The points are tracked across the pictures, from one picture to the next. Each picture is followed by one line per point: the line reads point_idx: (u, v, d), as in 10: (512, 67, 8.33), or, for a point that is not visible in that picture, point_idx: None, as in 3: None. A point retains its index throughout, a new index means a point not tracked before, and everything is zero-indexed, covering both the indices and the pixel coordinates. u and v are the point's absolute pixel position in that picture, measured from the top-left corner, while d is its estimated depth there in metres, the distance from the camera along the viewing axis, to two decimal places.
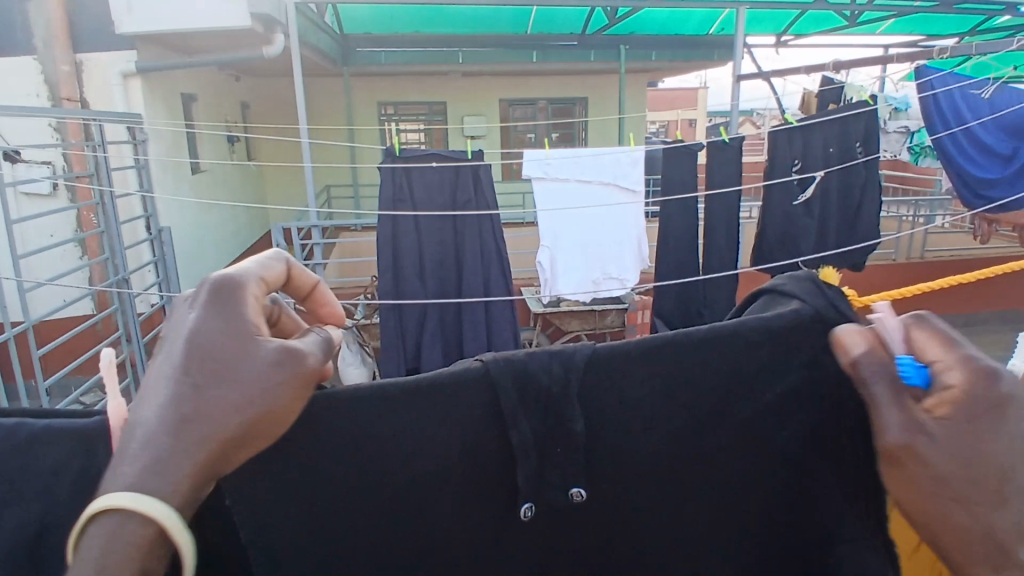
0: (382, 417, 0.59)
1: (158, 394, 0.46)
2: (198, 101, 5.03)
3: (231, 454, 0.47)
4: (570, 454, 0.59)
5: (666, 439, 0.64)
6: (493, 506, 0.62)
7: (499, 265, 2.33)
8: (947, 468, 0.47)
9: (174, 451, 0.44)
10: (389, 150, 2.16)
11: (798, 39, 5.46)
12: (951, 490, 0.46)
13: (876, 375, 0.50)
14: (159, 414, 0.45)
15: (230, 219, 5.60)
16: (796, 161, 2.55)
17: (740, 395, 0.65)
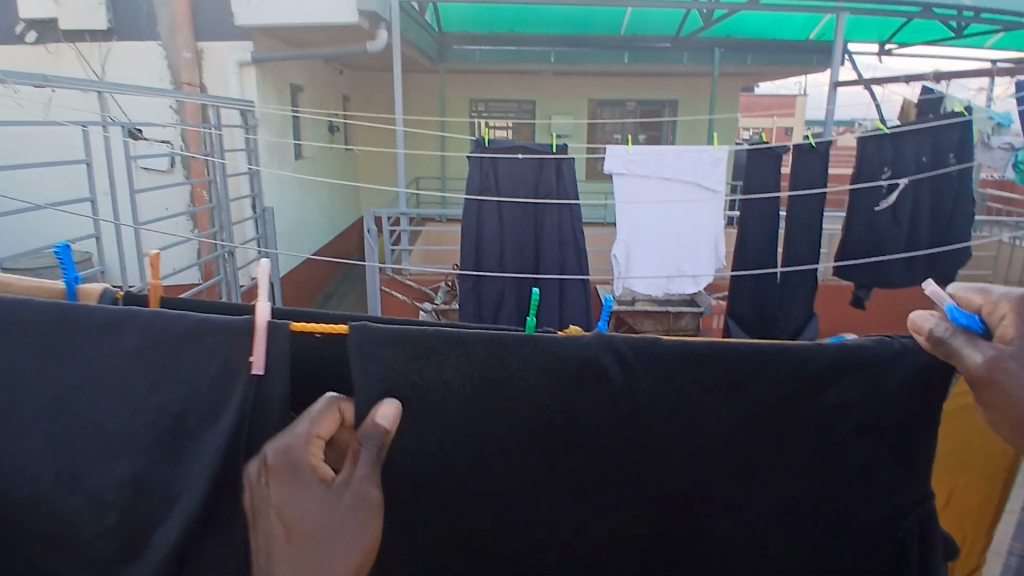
0: (500, 367, 0.84)
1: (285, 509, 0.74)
2: (304, 91, 5.39)
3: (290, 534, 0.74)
4: (643, 406, 0.85)
5: (719, 416, 0.86)
6: (581, 446, 0.87)
7: (576, 255, 2.40)
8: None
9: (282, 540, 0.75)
10: (478, 140, 2.31)
11: (903, 47, 5.25)
12: None
13: (952, 333, 0.77)
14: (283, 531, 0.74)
15: (327, 203, 5.97)
16: (885, 168, 2.50)
17: (787, 389, 0.85)
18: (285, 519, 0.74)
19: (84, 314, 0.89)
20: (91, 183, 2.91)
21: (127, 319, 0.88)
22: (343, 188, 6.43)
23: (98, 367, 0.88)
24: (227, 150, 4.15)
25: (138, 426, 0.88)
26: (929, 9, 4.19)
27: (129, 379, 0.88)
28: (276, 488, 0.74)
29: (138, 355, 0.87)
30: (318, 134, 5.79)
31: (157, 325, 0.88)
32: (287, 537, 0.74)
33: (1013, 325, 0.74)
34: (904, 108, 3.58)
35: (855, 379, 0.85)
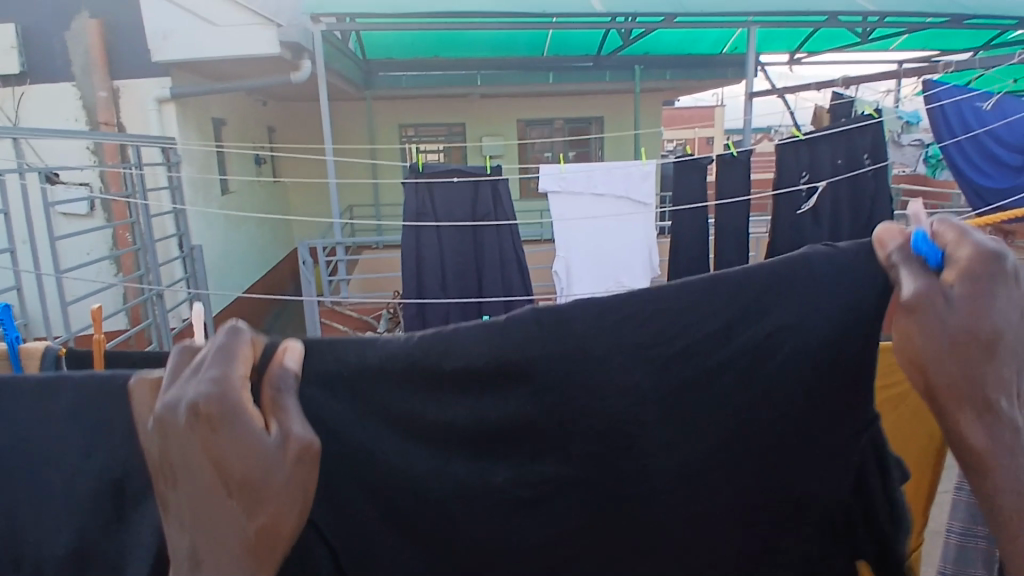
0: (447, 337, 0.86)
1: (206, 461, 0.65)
2: (227, 124, 5.26)
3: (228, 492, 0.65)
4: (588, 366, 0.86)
5: (665, 367, 0.88)
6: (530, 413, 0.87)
7: (519, 274, 2.43)
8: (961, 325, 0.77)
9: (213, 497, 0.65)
10: (412, 166, 2.31)
11: (809, 57, 5.56)
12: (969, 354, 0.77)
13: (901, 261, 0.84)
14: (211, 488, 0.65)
15: (258, 238, 5.83)
16: (803, 173, 2.63)
17: (721, 334, 0.89)
18: (221, 470, 0.65)
19: (13, 383, 0.86)
20: (9, 233, 2.76)
21: (55, 384, 0.85)
22: (273, 220, 6.30)
23: (19, 436, 0.86)
24: (151, 190, 4.01)
25: (73, 494, 0.85)
26: (830, 21, 4.45)
27: (61, 442, 0.85)
28: (211, 438, 0.65)
29: (70, 419, 0.85)
30: (245, 167, 5.67)
31: (90, 387, 0.85)
32: (229, 482, 0.65)
33: (960, 271, 0.78)
34: (815, 114, 3.79)
35: (760, 307, 0.90)
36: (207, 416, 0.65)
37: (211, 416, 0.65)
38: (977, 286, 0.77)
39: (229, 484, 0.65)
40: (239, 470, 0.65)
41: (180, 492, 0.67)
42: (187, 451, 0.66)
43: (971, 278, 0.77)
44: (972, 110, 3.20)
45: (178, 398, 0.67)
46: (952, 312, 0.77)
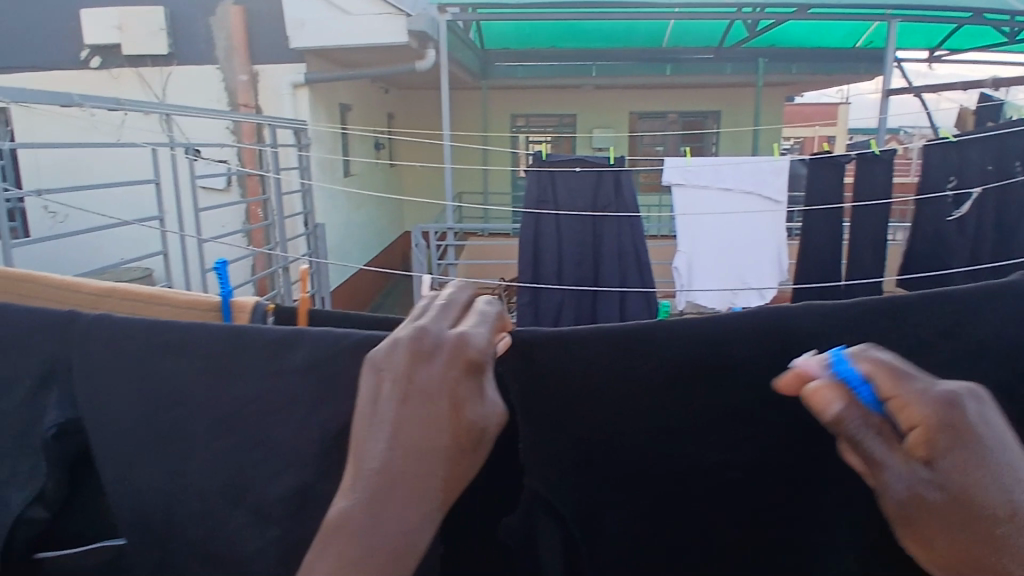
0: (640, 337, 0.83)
1: (423, 387, 0.60)
2: (352, 110, 5.53)
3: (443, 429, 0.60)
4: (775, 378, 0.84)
5: None
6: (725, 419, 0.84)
7: (636, 267, 2.39)
8: (951, 493, 0.57)
9: (421, 430, 0.59)
10: (536, 155, 2.37)
11: (954, 55, 5.14)
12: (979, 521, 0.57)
13: (858, 430, 0.59)
14: (414, 419, 0.59)
15: (374, 220, 6.09)
16: (950, 177, 2.42)
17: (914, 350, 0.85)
18: (454, 407, 0.60)
19: (252, 335, 0.77)
20: (158, 199, 3.01)
21: (293, 335, 0.77)
22: (388, 203, 6.57)
23: (253, 388, 0.76)
24: (282, 169, 4.29)
25: (288, 455, 0.75)
26: (977, 19, 4.11)
27: (287, 397, 0.75)
28: (459, 374, 0.61)
29: (303, 374, 0.75)
30: (365, 150, 5.94)
31: (332, 341, 0.76)
32: (457, 434, 0.60)
33: (925, 438, 0.58)
34: (962, 115, 3.51)
35: (952, 329, 0.86)
36: (466, 366, 0.61)
37: (463, 353, 0.62)
38: (945, 444, 0.57)
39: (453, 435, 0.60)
40: (471, 422, 0.61)
41: (392, 413, 0.59)
42: (426, 390, 0.60)
43: (939, 445, 0.57)
44: None
45: (438, 341, 0.62)
46: (925, 490, 0.57)
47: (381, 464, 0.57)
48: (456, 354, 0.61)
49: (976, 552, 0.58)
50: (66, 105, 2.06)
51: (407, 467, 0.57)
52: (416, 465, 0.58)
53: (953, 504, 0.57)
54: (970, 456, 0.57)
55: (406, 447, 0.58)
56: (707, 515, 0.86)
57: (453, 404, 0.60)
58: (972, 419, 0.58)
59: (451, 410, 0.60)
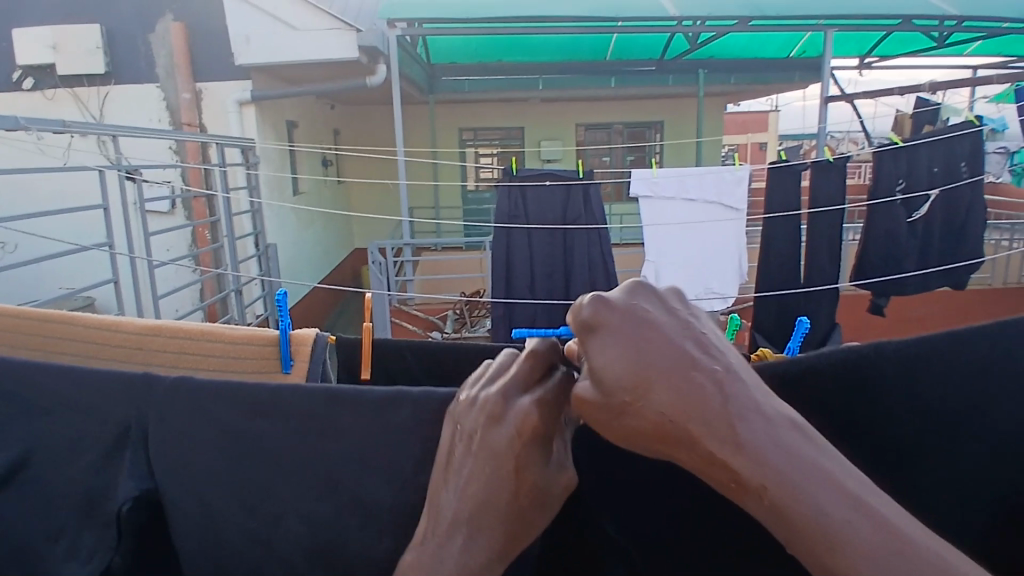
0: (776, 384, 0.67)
1: (491, 447, 0.52)
2: (298, 127, 5.44)
3: (513, 492, 0.52)
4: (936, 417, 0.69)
5: (1022, 414, 0.71)
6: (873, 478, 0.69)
7: (606, 278, 2.41)
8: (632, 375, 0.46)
9: (490, 490, 0.51)
10: (506, 169, 2.35)
11: (882, 61, 5.42)
12: (657, 402, 0.46)
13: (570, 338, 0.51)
14: (486, 480, 0.51)
15: (324, 238, 5.98)
16: (900, 181, 2.50)
17: None
18: (517, 471, 0.52)
19: (351, 396, 0.70)
20: (106, 225, 2.85)
21: (394, 398, 0.70)
22: (337, 220, 6.47)
23: (345, 452, 0.70)
24: (230, 188, 4.16)
25: (374, 516, 0.70)
26: (905, 25, 4.34)
27: (386, 461, 0.70)
28: (528, 438, 0.52)
29: (405, 436, 0.69)
30: (312, 167, 5.86)
31: (438, 402, 0.69)
32: (520, 495, 0.52)
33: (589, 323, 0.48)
34: (898, 120, 3.69)
35: None
36: (534, 430, 0.52)
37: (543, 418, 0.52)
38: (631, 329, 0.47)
39: (518, 498, 0.52)
40: (535, 485, 0.52)
41: (462, 468, 0.53)
42: (493, 450, 0.52)
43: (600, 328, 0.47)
44: None
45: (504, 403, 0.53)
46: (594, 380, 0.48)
47: (450, 519, 0.52)
48: (521, 421, 0.51)
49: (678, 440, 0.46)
50: (12, 130, 1.94)
51: (473, 522, 0.51)
52: (480, 525, 0.52)
53: (614, 400, 0.47)
54: (642, 334, 0.47)
55: (476, 503, 0.52)
56: None
57: (517, 470, 0.51)
58: (662, 310, 0.49)
59: (515, 474, 0.51)
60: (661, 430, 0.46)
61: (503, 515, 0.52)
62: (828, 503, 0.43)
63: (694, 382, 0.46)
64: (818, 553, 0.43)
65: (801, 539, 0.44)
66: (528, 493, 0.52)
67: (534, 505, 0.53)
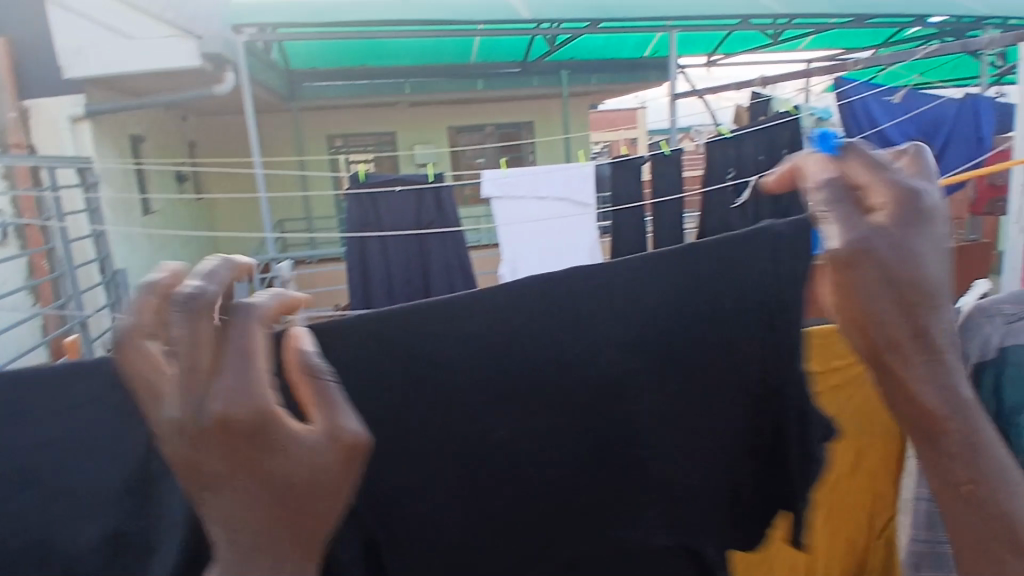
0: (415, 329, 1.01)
1: (221, 447, 0.54)
2: (145, 141, 5.06)
3: (265, 486, 0.56)
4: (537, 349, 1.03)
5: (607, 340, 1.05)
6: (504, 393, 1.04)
7: (465, 280, 2.44)
8: (896, 268, 0.64)
9: (239, 483, 0.56)
10: (353, 178, 2.27)
11: (726, 59, 5.83)
12: (890, 289, 0.64)
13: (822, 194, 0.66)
14: (240, 481, 0.56)
15: (185, 258, 5.62)
16: (730, 169, 2.72)
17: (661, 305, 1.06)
18: (257, 463, 0.55)
19: None
20: None
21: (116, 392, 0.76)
22: (200, 239, 6.11)
23: None
24: (67, 211, 3.78)
25: None
26: (740, 25, 4.69)
27: None
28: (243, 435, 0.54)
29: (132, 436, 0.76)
30: (166, 185, 5.46)
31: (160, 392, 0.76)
32: (266, 485, 0.56)
33: (886, 211, 0.66)
34: (735, 113, 3.99)
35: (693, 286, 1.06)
36: (241, 419, 0.54)
37: (251, 410, 0.54)
38: (900, 229, 0.65)
39: (270, 485, 0.56)
40: (276, 470, 0.56)
41: (212, 472, 0.56)
42: (210, 455, 0.55)
43: (896, 217, 0.66)
44: (883, 105, 3.33)
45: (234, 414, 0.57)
46: (868, 264, 0.64)
47: (232, 520, 0.57)
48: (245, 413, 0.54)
49: (890, 320, 0.64)
50: None
51: (241, 523, 0.56)
52: (243, 518, 0.56)
53: (891, 268, 0.64)
54: (913, 235, 0.65)
55: (251, 504, 0.56)
56: (502, 491, 1.06)
57: (252, 459, 0.55)
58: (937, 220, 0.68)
59: (257, 459, 0.55)
60: (902, 310, 0.64)
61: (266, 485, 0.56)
62: (946, 393, 0.64)
63: (918, 294, 0.64)
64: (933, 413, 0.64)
65: (922, 408, 0.64)
66: (266, 479, 0.56)
67: (297, 478, 0.56)
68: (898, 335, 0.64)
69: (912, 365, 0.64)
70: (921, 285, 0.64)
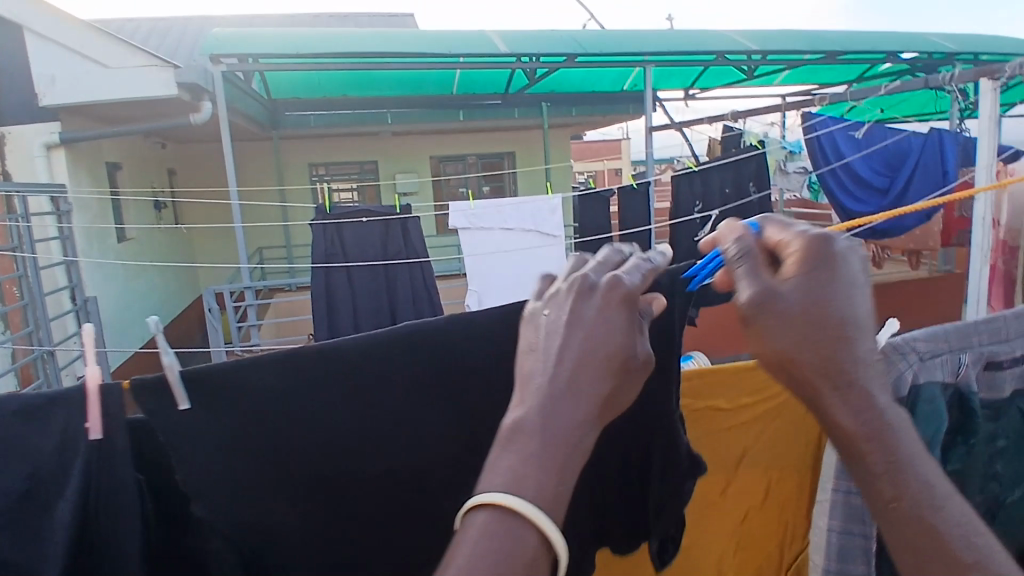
0: (314, 370, 0.76)
1: (577, 331, 0.53)
2: (122, 169, 5.04)
3: (591, 380, 0.51)
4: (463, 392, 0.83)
5: None
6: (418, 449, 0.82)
7: (430, 311, 2.44)
8: (808, 317, 0.48)
9: (575, 368, 0.51)
10: (320, 208, 2.27)
11: (703, 93, 5.93)
12: (819, 333, 0.48)
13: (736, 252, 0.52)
14: (571, 366, 0.51)
15: (159, 286, 5.55)
16: (697, 202, 2.72)
17: None
18: (602, 344, 0.52)
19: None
20: None
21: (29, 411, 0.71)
22: (176, 268, 6.03)
23: None
24: (38, 238, 3.72)
25: None
26: (717, 60, 4.78)
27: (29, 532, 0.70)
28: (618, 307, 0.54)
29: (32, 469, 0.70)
30: (143, 213, 5.43)
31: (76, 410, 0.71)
32: (613, 364, 0.53)
33: (796, 262, 0.50)
34: (710, 145, 4.04)
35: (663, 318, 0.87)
36: (624, 297, 0.54)
37: (628, 299, 0.55)
38: (818, 271, 0.49)
39: (610, 363, 0.53)
40: (623, 358, 0.53)
41: (573, 338, 0.52)
42: (584, 319, 0.53)
43: (810, 263, 0.50)
44: (849, 138, 3.41)
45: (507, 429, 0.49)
46: (781, 313, 0.48)
47: (550, 377, 0.51)
48: (612, 284, 0.55)
49: (811, 378, 0.48)
50: None
51: (571, 379, 0.51)
52: (577, 388, 0.51)
53: (800, 318, 0.48)
54: (832, 282, 0.49)
55: (572, 366, 0.51)
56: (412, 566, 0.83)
57: (613, 335, 0.53)
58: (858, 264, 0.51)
59: (598, 346, 0.52)
60: (826, 371, 0.48)
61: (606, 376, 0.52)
62: (927, 472, 0.48)
63: (850, 341, 0.48)
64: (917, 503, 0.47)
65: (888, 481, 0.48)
66: (613, 367, 0.53)
67: (616, 397, 0.54)
68: (833, 392, 0.48)
69: (865, 423, 0.48)
70: (847, 331, 0.49)
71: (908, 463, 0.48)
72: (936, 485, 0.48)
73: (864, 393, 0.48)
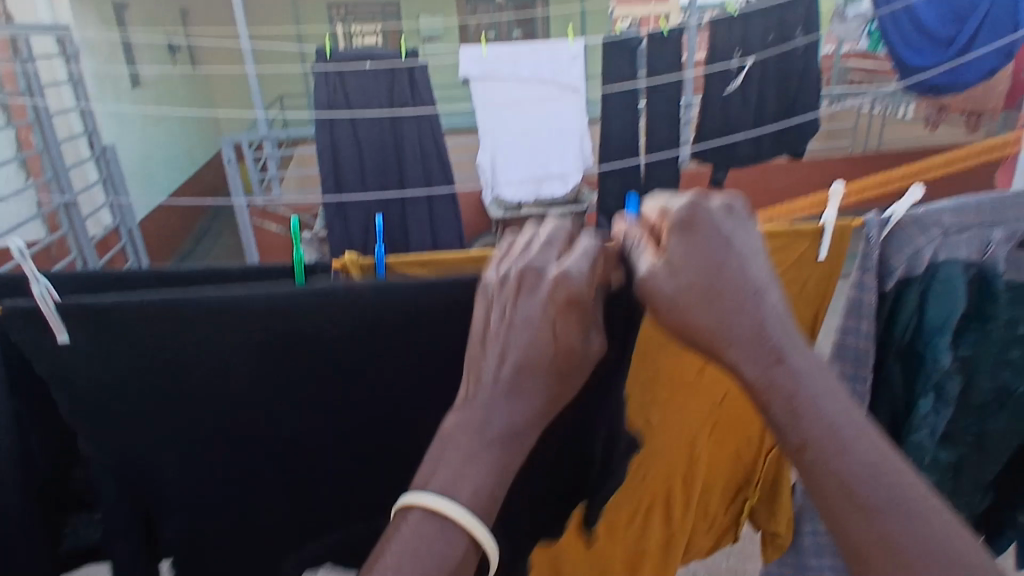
0: (186, 326, 0.67)
1: (517, 329, 0.56)
2: (129, 7, 4.76)
3: (531, 369, 0.56)
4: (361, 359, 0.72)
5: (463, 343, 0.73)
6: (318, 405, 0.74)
7: (441, 167, 2.33)
8: (689, 288, 0.54)
9: (526, 361, 0.56)
10: (320, 51, 2.10)
11: None
12: (705, 308, 0.54)
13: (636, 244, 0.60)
14: (514, 367, 0.56)
15: (181, 136, 5.46)
16: (736, 50, 2.46)
17: None
18: (547, 340, 0.56)
19: None
20: None
21: None
22: (197, 116, 5.89)
23: None
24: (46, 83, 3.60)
25: None
26: None
27: None
28: (554, 300, 0.56)
29: None
30: (158, 58, 5.22)
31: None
32: (557, 355, 0.57)
33: (668, 238, 0.56)
34: None
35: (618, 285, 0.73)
36: (569, 297, 0.56)
37: (574, 297, 0.56)
38: (687, 246, 0.55)
39: (557, 360, 0.57)
40: (569, 347, 0.58)
41: (510, 341, 0.56)
42: (526, 320, 0.56)
43: (676, 238, 0.55)
44: None
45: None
46: (676, 294, 0.55)
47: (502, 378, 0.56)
48: (559, 284, 0.56)
49: (721, 349, 0.54)
50: None
51: (514, 377, 0.56)
52: (523, 385, 0.57)
53: (685, 296, 0.54)
54: (704, 249, 0.55)
55: (516, 361, 0.56)
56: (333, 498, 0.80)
57: (556, 331, 0.56)
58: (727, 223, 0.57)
59: (538, 344, 0.56)
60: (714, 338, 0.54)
61: (546, 377, 0.57)
62: (831, 410, 0.51)
63: (741, 310, 0.54)
64: (827, 453, 0.49)
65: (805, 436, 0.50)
66: (559, 362, 0.58)
67: (566, 385, 0.59)
68: (734, 358, 0.54)
69: (770, 388, 0.52)
70: (736, 300, 0.54)
71: (806, 405, 0.51)
72: (844, 426, 0.50)
73: (765, 358, 0.53)
